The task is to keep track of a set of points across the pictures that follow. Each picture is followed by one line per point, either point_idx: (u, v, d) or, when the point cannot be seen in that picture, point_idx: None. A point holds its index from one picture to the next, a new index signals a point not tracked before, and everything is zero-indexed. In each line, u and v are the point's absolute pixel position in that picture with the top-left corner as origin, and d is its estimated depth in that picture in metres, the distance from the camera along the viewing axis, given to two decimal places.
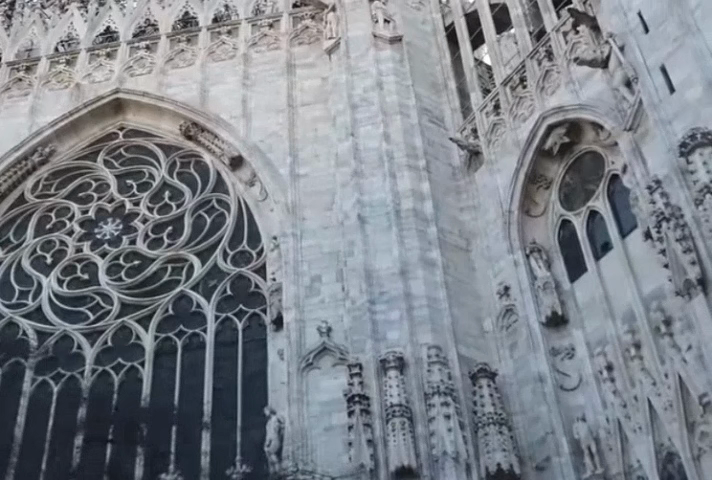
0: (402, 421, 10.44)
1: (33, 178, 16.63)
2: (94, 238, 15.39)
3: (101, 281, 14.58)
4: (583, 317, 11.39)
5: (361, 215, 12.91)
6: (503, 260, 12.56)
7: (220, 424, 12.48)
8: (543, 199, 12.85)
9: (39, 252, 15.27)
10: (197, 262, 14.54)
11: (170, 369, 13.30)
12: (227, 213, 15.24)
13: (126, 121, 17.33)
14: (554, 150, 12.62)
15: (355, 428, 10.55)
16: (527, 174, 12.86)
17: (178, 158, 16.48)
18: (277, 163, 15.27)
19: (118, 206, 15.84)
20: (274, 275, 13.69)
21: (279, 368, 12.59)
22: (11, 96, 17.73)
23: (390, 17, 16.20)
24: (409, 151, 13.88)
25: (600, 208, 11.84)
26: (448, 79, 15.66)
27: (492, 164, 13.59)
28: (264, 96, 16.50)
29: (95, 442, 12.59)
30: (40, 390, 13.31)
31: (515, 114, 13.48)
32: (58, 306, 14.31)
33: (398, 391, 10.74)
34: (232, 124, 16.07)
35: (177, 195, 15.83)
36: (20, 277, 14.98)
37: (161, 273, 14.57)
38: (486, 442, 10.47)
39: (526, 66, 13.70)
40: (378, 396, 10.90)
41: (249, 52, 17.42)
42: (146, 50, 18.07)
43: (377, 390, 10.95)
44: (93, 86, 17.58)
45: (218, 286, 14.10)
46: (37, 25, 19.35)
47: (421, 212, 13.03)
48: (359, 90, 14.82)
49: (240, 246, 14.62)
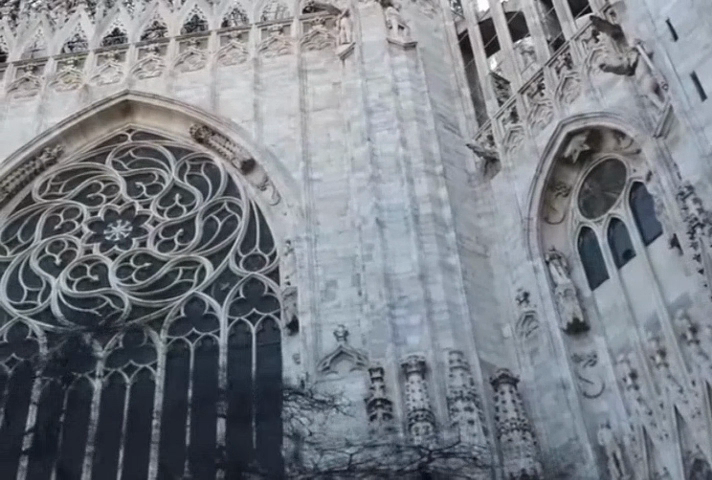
0: (426, 426, 10.36)
1: (41, 178, 16.47)
2: (103, 240, 15.25)
3: (112, 283, 14.46)
4: (605, 325, 11.37)
5: (379, 219, 12.85)
6: (522, 266, 12.52)
7: (236, 424, 12.38)
8: (562, 207, 12.84)
9: (47, 253, 15.12)
10: (209, 265, 14.45)
11: (183, 371, 13.18)
12: (239, 216, 15.15)
13: (135, 123, 17.22)
14: (573, 158, 12.61)
15: (378, 434, 10.52)
16: (546, 181, 12.83)
17: (189, 161, 16.38)
18: (290, 167, 15.20)
19: (128, 208, 15.71)
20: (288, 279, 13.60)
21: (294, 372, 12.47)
22: (17, 96, 17.58)
23: (404, 23, 16.22)
24: (426, 157, 13.85)
25: (621, 215, 11.82)
26: (462, 87, 15.66)
27: (509, 170, 13.56)
28: (276, 100, 16.44)
29: (109, 446, 12.54)
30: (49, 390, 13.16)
31: (533, 121, 13.47)
32: (68, 308, 14.21)
33: (421, 395, 10.69)
34: (244, 128, 16.00)
35: (188, 198, 15.72)
36: (28, 277, 14.83)
37: (172, 276, 14.46)
38: (511, 449, 10.38)
39: (544, 74, 13.70)
40: (400, 400, 10.85)
41: (260, 57, 17.36)
42: (155, 52, 17.97)
43: (399, 394, 10.90)
44: (102, 88, 17.46)
45: (230, 290, 14.01)
46: (44, 26, 19.25)
47: (439, 218, 12.99)
48: (375, 95, 14.77)
49: (252, 250, 14.54)
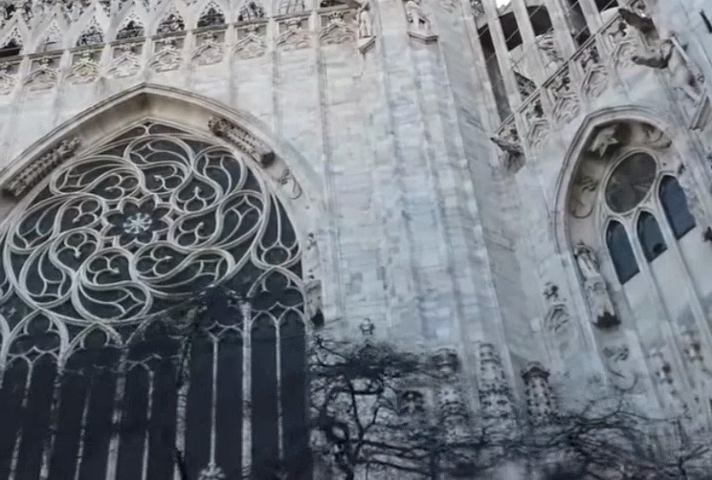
0: (459, 418, 10.36)
1: (58, 171, 16.38)
2: (123, 233, 15.18)
3: (132, 276, 14.38)
4: (636, 319, 11.34)
5: (404, 211, 12.80)
6: (550, 260, 12.47)
7: (260, 418, 12.37)
8: (589, 200, 12.79)
9: (67, 246, 15.04)
10: (231, 258, 14.38)
11: (206, 363, 13.04)
12: (260, 210, 15.07)
13: (152, 117, 17.13)
14: (601, 151, 12.56)
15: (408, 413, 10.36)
16: (573, 175, 12.78)
17: (207, 154, 16.31)
18: (311, 161, 15.12)
19: (147, 201, 15.62)
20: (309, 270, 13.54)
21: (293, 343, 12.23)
22: (34, 89, 17.49)
23: (424, 17, 16.15)
24: (451, 150, 13.80)
25: (651, 209, 11.77)
26: (483, 81, 15.61)
27: (534, 164, 13.50)
28: (295, 93, 16.35)
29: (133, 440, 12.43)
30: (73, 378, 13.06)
31: (559, 115, 13.40)
32: (88, 301, 14.12)
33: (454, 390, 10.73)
34: (264, 121, 15.93)
35: (207, 191, 15.64)
36: (48, 270, 14.74)
37: (194, 269, 14.38)
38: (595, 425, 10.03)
39: (569, 67, 13.63)
40: (431, 390, 10.78)
41: (278, 51, 17.27)
42: (171, 45, 17.88)
43: (430, 384, 10.80)
44: (118, 80, 17.36)
45: (253, 283, 13.93)
46: (58, 19, 19.17)
47: (465, 211, 12.96)
48: (397, 89, 14.71)
49: (273, 243, 14.47)
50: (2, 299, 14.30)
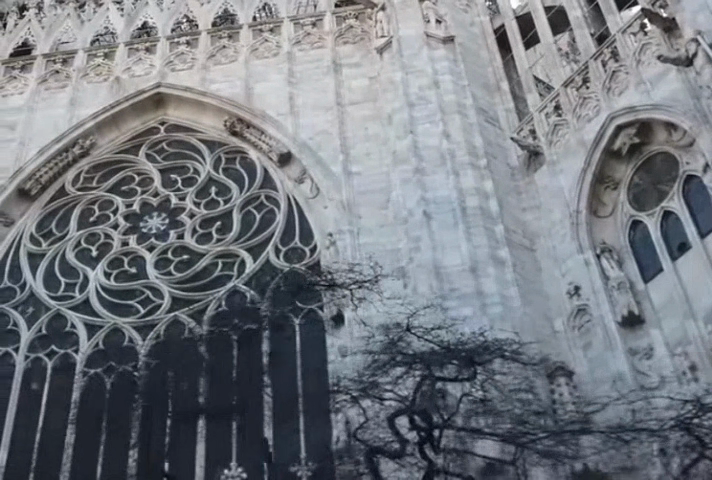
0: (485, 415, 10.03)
1: (74, 170, 16.35)
2: (140, 232, 15.15)
3: (150, 275, 14.35)
4: (660, 318, 11.31)
5: (425, 211, 12.78)
6: (572, 259, 12.47)
7: (282, 418, 12.29)
8: (611, 200, 12.77)
9: (83, 245, 15.02)
10: (249, 258, 14.34)
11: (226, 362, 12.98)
12: (277, 209, 15.03)
13: (167, 116, 17.09)
14: (623, 150, 12.54)
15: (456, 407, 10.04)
16: (594, 175, 12.78)
17: (223, 154, 16.27)
18: (329, 161, 15.08)
19: (163, 200, 15.58)
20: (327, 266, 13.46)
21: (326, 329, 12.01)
22: (48, 89, 17.46)
23: (441, 17, 16.14)
24: (470, 150, 13.79)
25: (675, 208, 11.73)
26: (500, 81, 15.60)
27: (554, 164, 13.49)
28: (312, 93, 16.32)
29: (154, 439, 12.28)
30: (93, 381, 13.04)
31: (579, 114, 13.37)
32: (106, 300, 14.08)
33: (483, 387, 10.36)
34: (281, 121, 15.90)
35: (224, 191, 15.61)
36: (65, 269, 14.71)
37: (212, 268, 14.34)
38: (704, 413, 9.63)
39: (589, 67, 13.60)
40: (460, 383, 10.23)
41: (293, 51, 17.24)
42: (186, 45, 17.86)
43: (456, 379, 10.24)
44: (133, 80, 17.34)
45: (271, 283, 13.85)
46: (71, 19, 19.15)
47: (486, 211, 12.97)
48: (415, 88, 14.70)
49: (292, 242, 14.43)
50: (19, 298, 14.27)
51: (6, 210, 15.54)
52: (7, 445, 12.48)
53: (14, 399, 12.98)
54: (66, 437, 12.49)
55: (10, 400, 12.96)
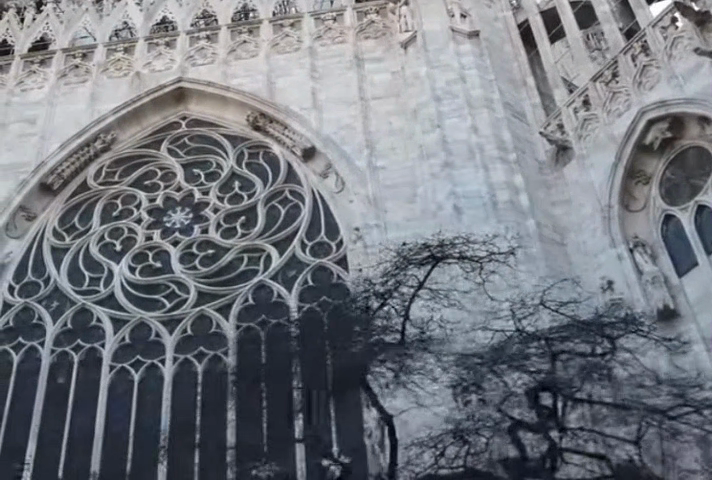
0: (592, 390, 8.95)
1: (96, 165, 16.27)
2: (163, 226, 15.07)
3: (176, 269, 14.27)
4: (696, 311, 11.26)
5: (456, 205, 12.74)
6: (604, 254, 12.42)
7: None
8: (642, 194, 12.72)
9: (107, 239, 14.95)
10: (275, 252, 14.26)
11: (255, 355, 12.99)
12: (302, 204, 14.96)
13: (189, 111, 17.01)
14: (655, 144, 12.47)
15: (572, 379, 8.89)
16: (626, 169, 12.72)
17: (246, 148, 16.19)
18: (354, 155, 15.02)
19: (186, 195, 15.50)
20: (434, 233, 12.65)
21: (445, 301, 11.32)
22: (68, 83, 17.39)
23: (466, 12, 16.09)
24: (499, 144, 13.75)
25: (708, 201, 11.67)
26: (526, 76, 15.53)
27: (584, 158, 13.43)
28: (334, 88, 16.24)
29: (184, 434, 12.31)
30: (120, 376, 13.00)
31: (609, 109, 13.32)
32: (131, 294, 14.01)
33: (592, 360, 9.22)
34: (304, 115, 15.82)
35: (248, 185, 15.53)
36: (89, 263, 14.65)
37: (238, 263, 14.27)
38: None
39: (618, 61, 13.53)
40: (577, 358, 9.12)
41: (315, 46, 17.17)
42: (206, 40, 17.77)
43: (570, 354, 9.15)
44: (154, 75, 17.25)
45: (299, 277, 13.82)
46: (90, 13, 19.07)
47: (516, 205, 12.93)
48: (442, 83, 14.66)
49: (318, 237, 14.36)
50: (44, 292, 14.20)
51: (29, 204, 15.46)
52: (35, 438, 12.40)
53: (42, 393, 12.90)
54: (95, 429, 12.43)
55: (37, 394, 12.89)
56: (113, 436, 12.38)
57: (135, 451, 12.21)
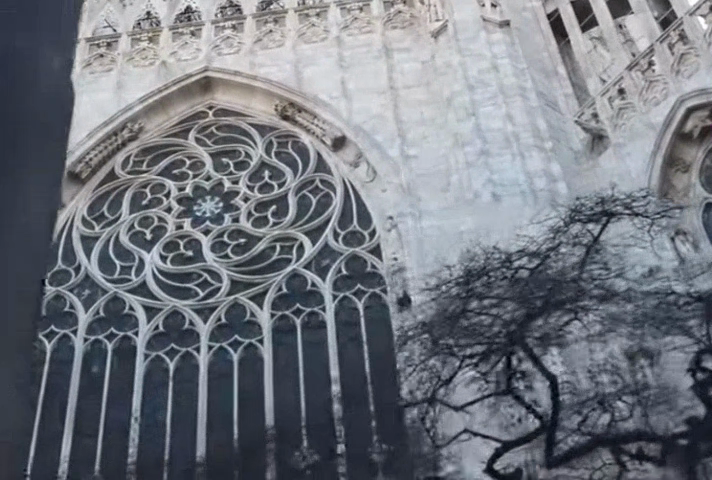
0: None
1: (123, 153, 16.17)
2: (193, 216, 14.99)
3: (208, 258, 14.18)
4: None
5: (494, 194, 12.76)
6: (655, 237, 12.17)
7: (351, 397, 12.21)
8: (682, 183, 12.66)
9: (137, 228, 14.86)
10: (308, 241, 14.16)
11: (290, 345, 12.92)
12: (333, 193, 14.87)
13: (215, 101, 16.90)
14: (694, 133, 12.43)
15: None
16: (665, 158, 12.67)
17: (275, 138, 16.09)
18: (385, 144, 14.94)
19: (216, 184, 15.40)
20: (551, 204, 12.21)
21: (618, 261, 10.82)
22: (93, 72, 17.26)
23: (496, 2, 16.03)
24: (535, 133, 13.70)
25: None
26: (557, 66, 15.46)
27: (620, 147, 13.31)
28: (364, 77, 16.15)
29: (221, 422, 12.23)
30: (156, 364, 12.93)
31: (646, 98, 13.23)
32: (164, 283, 13.92)
33: None
34: (334, 105, 15.74)
35: (277, 175, 15.44)
36: (120, 251, 14.56)
37: (270, 252, 14.17)
38: None
39: (655, 50, 13.44)
40: None
41: (341, 35, 17.06)
42: (232, 30, 17.64)
43: None
44: (180, 64, 17.12)
45: (332, 266, 13.73)
46: (113, 3, 18.98)
47: (555, 193, 12.85)
48: (474, 71, 14.60)
49: (351, 226, 14.27)
50: (75, 281, 14.11)
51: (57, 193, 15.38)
52: (71, 428, 12.22)
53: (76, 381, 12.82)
54: (131, 415, 12.37)
55: (71, 381, 12.81)
56: (149, 423, 12.33)
57: (173, 444, 12.08)
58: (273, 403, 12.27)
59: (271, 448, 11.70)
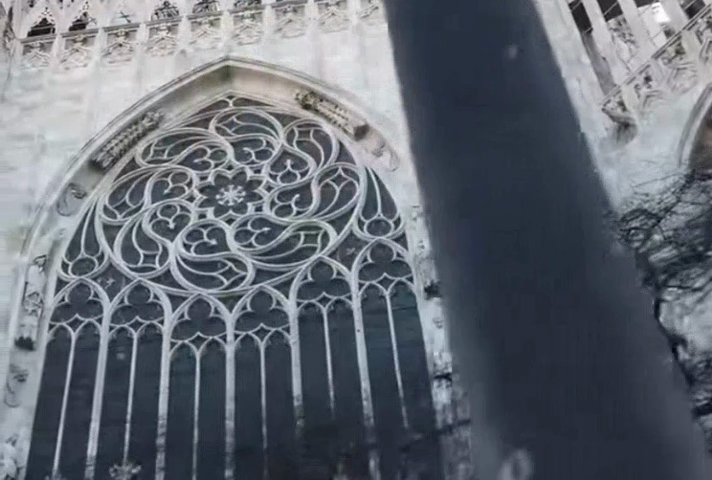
0: None
1: (144, 142, 16.08)
2: (216, 204, 14.93)
3: (232, 247, 14.11)
4: None
5: None
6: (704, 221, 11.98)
7: (380, 384, 12.16)
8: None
9: (160, 217, 14.79)
10: (332, 230, 14.08)
11: (316, 333, 12.86)
12: (357, 182, 14.80)
13: (235, 90, 16.79)
14: None
15: None
16: (694, 145, 12.59)
17: (296, 127, 16.03)
18: None
19: (238, 174, 15.34)
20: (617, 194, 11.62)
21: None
22: (112, 62, 17.16)
23: None
24: None
25: None
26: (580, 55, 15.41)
27: (646, 135, 13.18)
28: (386, 66, 16.08)
29: (251, 409, 12.16)
30: (182, 352, 12.88)
31: (673, 86, 13.22)
32: (188, 271, 13.85)
33: None
34: (356, 94, 15.67)
35: (300, 164, 15.40)
36: (142, 240, 14.50)
37: (294, 241, 14.09)
38: None
39: (681, 38, 13.51)
40: None
41: (362, 25, 16.97)
42: (251, 19, 17.53)
43: None
44: (199, 54, 17.04)
45: (357, 255, 13.68)
46: None
47: None
48: None
49: (375, 215, 14.20)
50: (98, 270, 14.04)
51: (78, 181, 15.29)
52: (99, 417, 12.21)
53: (103, 369, 12.77)
54: (160, 403, 12.32)
55: (98, 370, 12.76)
56: (176, 412, 12.25)
57: (203, 430, 12.03)
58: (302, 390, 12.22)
59: (300, 416, 11.63)
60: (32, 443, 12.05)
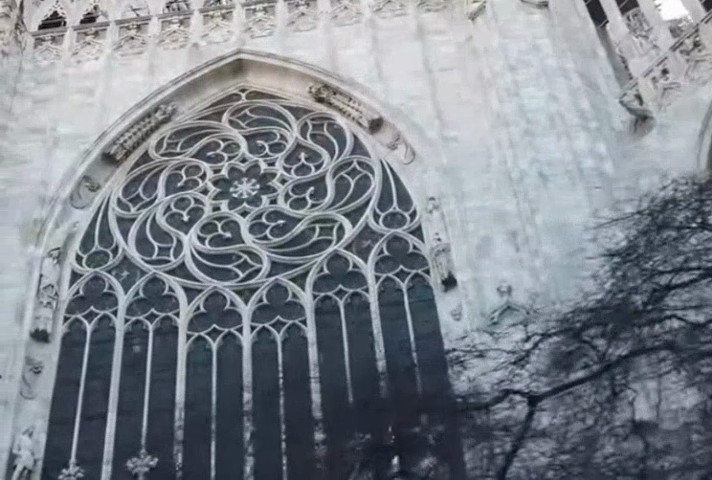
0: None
1: (157, 135, 16.02)
2: (230, 197, 14.85)
3: (247, 240, 14.05)
4: None
5: (541, 174, 12.77)
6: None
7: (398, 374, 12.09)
8: None
9: (174, 210, 14.73)
10: (347, 223, 14.01)
11: (333, 325, 12.80)
12: (372, 175, 14.74)
13: (248, 84, 16.73)
14: None
15: None
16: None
17: (310, 120, 15.96)
18: (425, 126, 14.83)
19: (252, 167, 15.29)
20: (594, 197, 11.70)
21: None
22: (124, 54, 17.09)
23: None
24: (580, 116, 13.62)
25: None
26: (596, 48, 15.33)
27: (665, 126, 13.11)
28: (399, 59, 16.00)
29: (269, 400, 12.11)
30: (198, 345, 12.83)
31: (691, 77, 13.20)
32: (203, 264, 13.80)
33: None
34: (370, 87, 15.60)
35: (314, 157, 15.32)
36: (156, 232, 14.44)
37: (310, 233, 14.03)
38: None
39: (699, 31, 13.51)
40: None
41: (375, 17, 16.87)
42: (263, 12, 17.42)
43: None
44: (211, 47, 16.96)
45: (374, 247, 13.61)
46: None
47: (604, 174, 12.79)
48: (515, 54, 14.59)
49: (390, 208, 14.13)
50: (113, 262, 13.99)
51: (91, 174, 15.25)
52: (115, 408, 12.19)
53: (119, 362, 12.72)
54: (177, 394, 12.27)
55: (114, 362, 12.70)
56: (193, 403, 12.20)
57: (219, 421, 11.96)
58: (319, 381, 12.17)
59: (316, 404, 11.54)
60: (48, 435, 12.02)
